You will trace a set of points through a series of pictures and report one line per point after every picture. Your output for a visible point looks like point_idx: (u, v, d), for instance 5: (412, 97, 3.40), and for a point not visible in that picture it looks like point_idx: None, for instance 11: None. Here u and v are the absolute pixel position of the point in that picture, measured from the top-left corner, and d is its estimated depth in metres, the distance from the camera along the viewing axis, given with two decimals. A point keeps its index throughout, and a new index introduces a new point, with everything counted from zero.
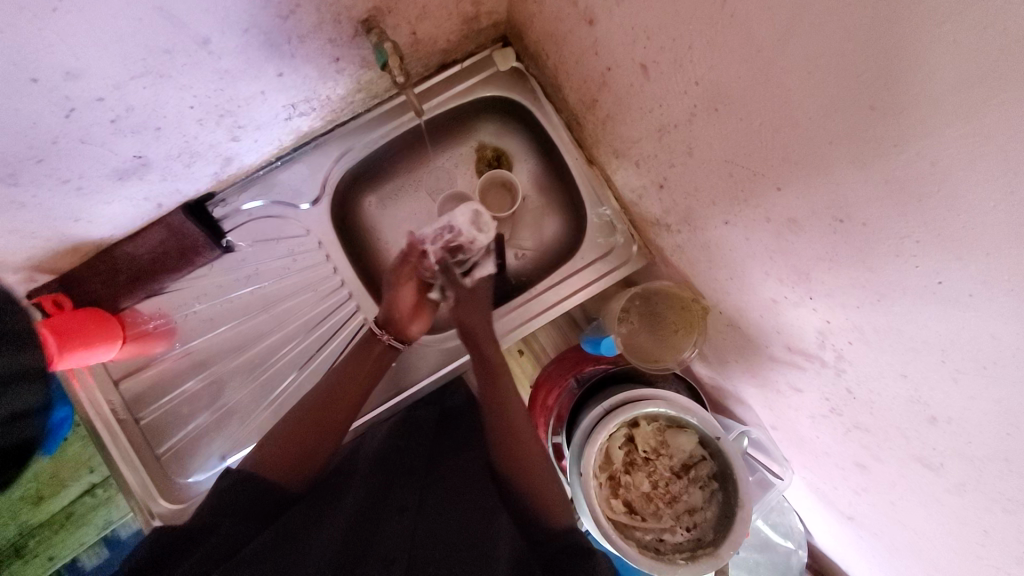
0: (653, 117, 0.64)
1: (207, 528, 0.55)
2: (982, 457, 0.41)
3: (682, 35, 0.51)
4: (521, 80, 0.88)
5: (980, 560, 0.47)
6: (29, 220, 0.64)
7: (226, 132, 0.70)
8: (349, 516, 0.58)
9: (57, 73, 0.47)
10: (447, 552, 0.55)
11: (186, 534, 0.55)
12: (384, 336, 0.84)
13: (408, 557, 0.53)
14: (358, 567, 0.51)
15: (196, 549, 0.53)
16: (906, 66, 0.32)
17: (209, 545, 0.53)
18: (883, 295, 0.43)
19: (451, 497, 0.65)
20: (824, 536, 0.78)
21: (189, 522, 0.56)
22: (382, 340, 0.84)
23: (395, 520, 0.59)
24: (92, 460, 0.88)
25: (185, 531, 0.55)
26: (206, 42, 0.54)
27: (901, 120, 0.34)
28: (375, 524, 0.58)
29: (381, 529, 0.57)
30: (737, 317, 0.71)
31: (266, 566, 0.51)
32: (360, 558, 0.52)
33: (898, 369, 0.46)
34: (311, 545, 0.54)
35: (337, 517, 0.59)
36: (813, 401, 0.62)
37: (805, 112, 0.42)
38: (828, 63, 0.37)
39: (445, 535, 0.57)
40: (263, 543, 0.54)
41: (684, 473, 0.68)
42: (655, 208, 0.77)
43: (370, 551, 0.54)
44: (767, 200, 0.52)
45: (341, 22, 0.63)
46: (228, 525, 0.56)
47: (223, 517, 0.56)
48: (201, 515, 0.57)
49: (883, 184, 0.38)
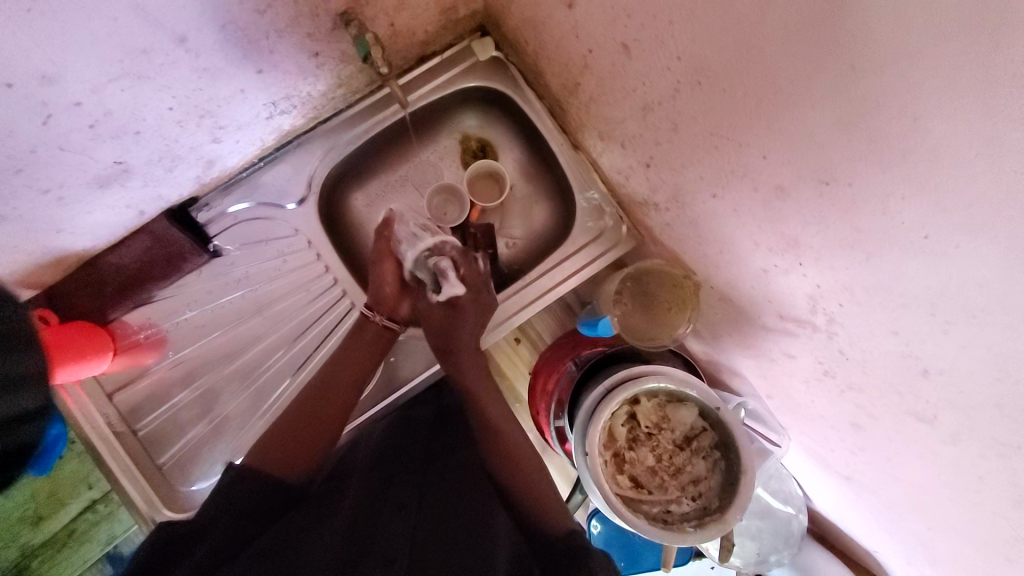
0: (638, 96, 0.65)
1: (208, 524, 0.57)
2: (974, 405, 0.43)
3: (662, 11, 0.52)
4: (501, 68, 0.88)
5: (976, 506, 0.49)
6: (10, 234, 0.62)
7: (207, 133, 0.69)
8: (349, 517, 0.58)
9: (33, 78, 0.46)
10: (446, 549, 0.55)
11: (185, 533, 0.56)
12: (377, 316, 0.83)
13: (408, 557, 0.53)
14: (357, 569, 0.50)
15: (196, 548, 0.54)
16: (886, 26, 0.33)
17: (209, 543, 0.54)
18: (872, 254, 0.44)
19: (451, 499, 0.65)
20: (823, 499, 0.81)
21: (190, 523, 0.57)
22: (376, 320, 0.83)
23: (395, 520, 0.59)
24: (91, 475, 0.86)
25: (185, 533, 0.56)
26: (184, 40, 0.53)
27: (880, 80, 0.35)
28: (375, 523, 0.58)
29: (381, 528, 0.57)
30: (728, 290, 0.72)
31: (263, 571, 0.51)
32: (361, 555, 0.52)
33: (889, 326, 0.47)
34: (311, 549, 0.54)
35: (337, 520, 0.58)
36: (807, 365, 0.63)
37: (787, 79, 0.43)
38: (809, 28, 0.38)
39: (447, 531, 0.58)
40: (264, 542, 0.55)
41: (686, 445, 0.69)
42: (642, 188, 0.78)
43: (370, 550, 0.53)
44: (753, 170, 0.53)
45: (320, 15, 0.62)
46: (231, 520, 0.57)
47: (225, 513, 0.58)
48: (204, 512, 0.58)
49: (866, 143, 0.39)
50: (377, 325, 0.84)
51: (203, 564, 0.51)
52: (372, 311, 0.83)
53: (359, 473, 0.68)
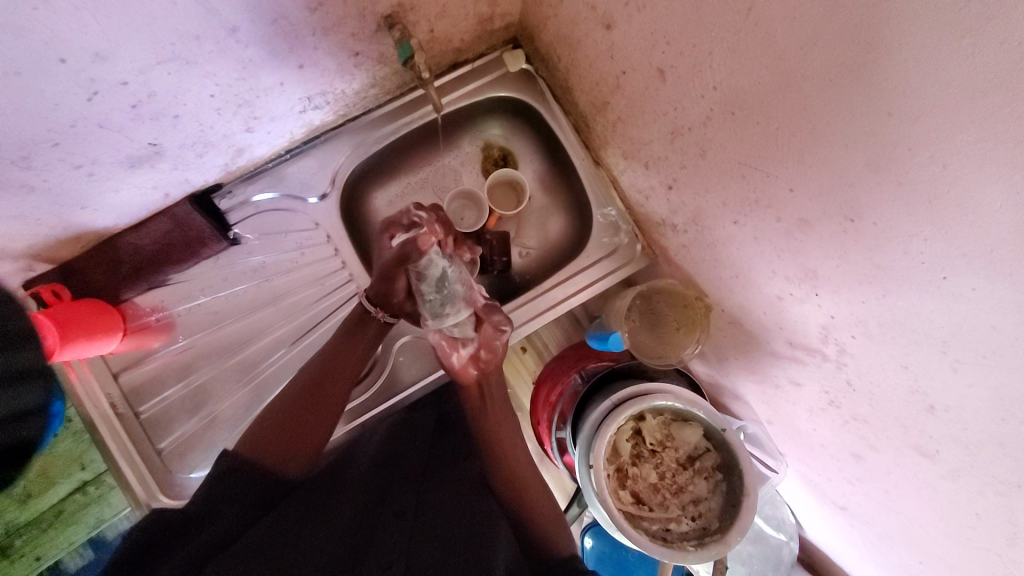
0: (667, 120, 0.66)
1: (208, 514, 0.56)
2: (978, 442, 0.44)
3: (703, 41, 0.54)
4: (530, 81, 0.90)
5: (971, 543, 0.50)
6: (36, 207, 0.63)
7: (241, 122, 0.70)
8: (351, 516, 0.59)
9: (86, 55, 0.47)
10: (445, 554, 0.56)
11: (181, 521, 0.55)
12: (381, 315, 0.84)
13: (408, 559, 0.54)
14: (358, 568, 0.51)
15: (194, 536, 0.53)
16: (924, 76, 0.35)
17: (207, 534, 0.54)
18: (889, 289, 0.46)
19: (452, 504, 0.65)
20: (816, 528, 0.81)
21: (183, 510, 0.56)
22: (380, 318, 0.84)
23: (393, 525, 0.59)
24: (85, 456, 0.84)
25: (178, 520, 0.55)
26: (234, 31, 0.55)
27: (914, 127, 0.37)
28: (373, 528, 0.58)
29: (380, 532, 0.58)
30: (739, 315, 0.73)
31: (265, 559, 0.51)
32: (361, 557, 0.53)
33: (899, 361, 0.49)
34: (312, 542, 0.54)
35: (339, 517, 0.58)
36: (812, 394, 0.64)
37: (823, 118, 0.44)
38: (847, 72, 0.40)
39: (444, 536, 0.59)
40: (264, 529, 0.55)
41: (689, 464, 0.70)
42: (662, 209, 0.79)
43: (370, 552, 0.54)
44: (778, 201, 0.55)
45: (366, 16, 0.64)
46: (234, 513, 0.57)
47: (229, 505, 0.57)
48: (197, 501, 0.57)
49: (895, 185, 0.40)
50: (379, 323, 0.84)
51: (199, 554, 0.51)
52: (376, 308, 0.84)
53: (362, 471, 0.68)
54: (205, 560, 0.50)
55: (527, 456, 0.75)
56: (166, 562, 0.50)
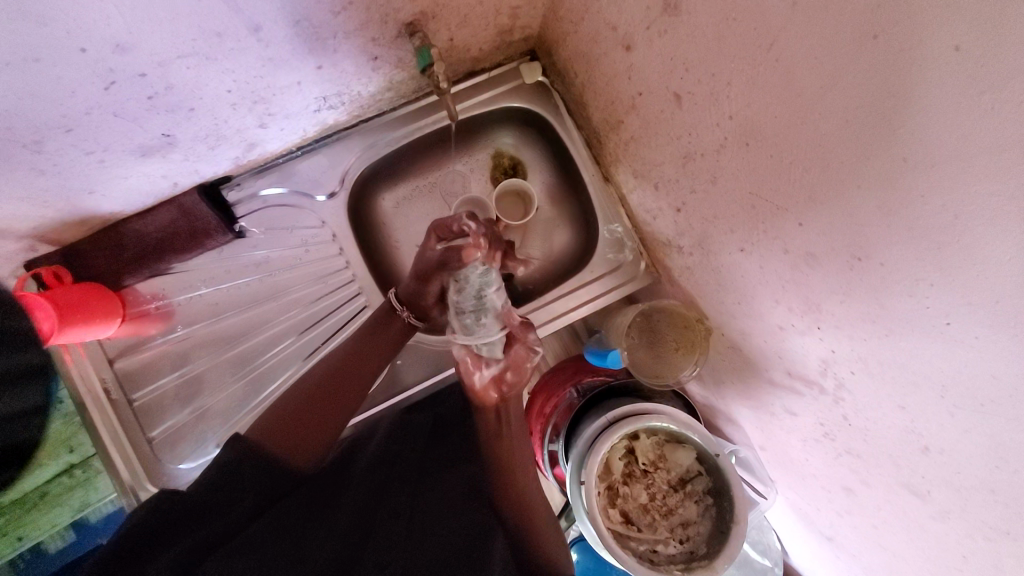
0: (680, 144, 0.67)
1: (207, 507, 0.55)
2: (969, 486, 0.44)
3: (722, 72, 0.54)
4: (545, 94, 0.90)
5: None
6: (44, 189, 0.63)
7: (256, 118, 0.70)
8: (345, 519, 0.58)
9: (107, 45, 0.47)
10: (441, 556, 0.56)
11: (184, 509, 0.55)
12: (405, 314, 0.84)
13: (403, 560, 0.54)
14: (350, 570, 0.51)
15: (199, 523, 0.53)
16: (941, 127, 0.35)
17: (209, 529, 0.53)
18: (891, 329, 0.46)
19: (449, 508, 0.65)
20: (802, 556, 0.81)
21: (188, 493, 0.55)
22: (403, 316, 0.84)
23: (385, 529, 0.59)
24: (73, 439, 0.82)
25: (186, 502, 0.54)
26: (257, 30, 0.55)
27: (929, 175, 0.37)
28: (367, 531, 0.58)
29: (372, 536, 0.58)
30: (739, 340, 0.74)
31: (265, 556, 0.51)
32: (355, 559, 0.53)
33: (897, 401, 0.49)
34: (308, 540, 0.54)
35: (332, 519, 0.58)
36: (807, 425, 0.64)
37: (836, 157, 0.45)
38: (861, 115, 0.41)
39: (442, 538, 0.59)
40: (267, 523, 0.56)
41: (680, 487, 0.70)
42: (668, 230, 0.80)
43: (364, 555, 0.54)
44: (786, 234, 0.55)
45: (387, 22, 0.64)
46: (250, 501, 0.56)
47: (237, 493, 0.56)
48: None
49: (904, 230, 0.41)
50: (394, 322, 0.84)
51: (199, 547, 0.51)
52: (401, 305, 0.84)
53: (354, 472, 0.68)
54: (204, 555, 0.50)
55: (521, 470, 0.75)
56: (166, 552, 0.50)
